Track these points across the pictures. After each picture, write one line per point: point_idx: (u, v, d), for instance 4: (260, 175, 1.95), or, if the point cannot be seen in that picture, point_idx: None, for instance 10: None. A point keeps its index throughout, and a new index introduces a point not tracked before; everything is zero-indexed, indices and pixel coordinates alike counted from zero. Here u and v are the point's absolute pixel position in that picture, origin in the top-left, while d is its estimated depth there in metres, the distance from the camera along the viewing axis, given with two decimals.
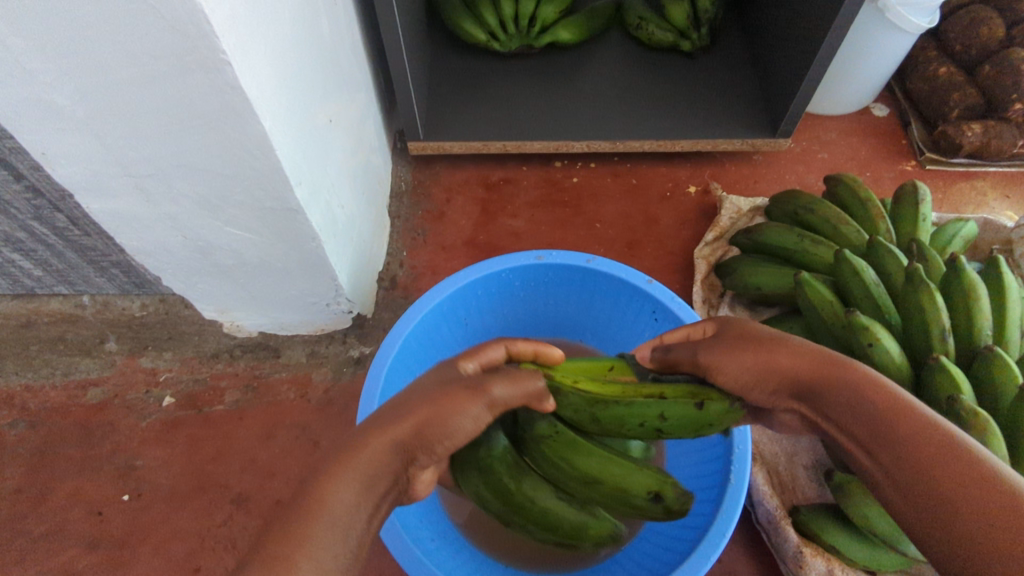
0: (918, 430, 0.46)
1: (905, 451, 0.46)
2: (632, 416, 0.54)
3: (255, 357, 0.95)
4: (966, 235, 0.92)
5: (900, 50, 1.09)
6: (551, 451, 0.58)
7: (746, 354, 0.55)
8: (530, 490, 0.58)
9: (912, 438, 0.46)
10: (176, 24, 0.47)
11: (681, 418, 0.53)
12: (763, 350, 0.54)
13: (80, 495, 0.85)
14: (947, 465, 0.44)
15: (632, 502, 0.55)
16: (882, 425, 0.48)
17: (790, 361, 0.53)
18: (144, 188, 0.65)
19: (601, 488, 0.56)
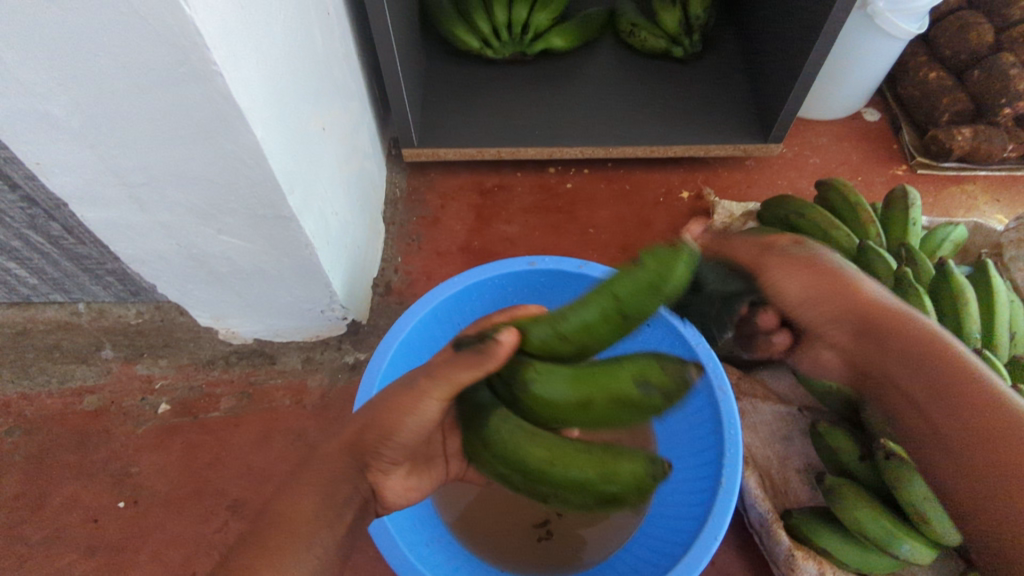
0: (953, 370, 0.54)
1: (943, 387, 0.54)
2: (594, 312, 0.50)
3: (250, 364, 0.95)
4: (956, 239, 0.93)
5: (889, 55, 1.10)
6: (540, 393, 0.51)
7: (812, 278, 0.62)
8: (538, 450, 0.53)
9: (952, 375, 0.54)
10: (169, 36, 0.48)
11: (641, 291, 0.49)
12: (836, 279, 0.61)
13: (76, 502, 0.85)
14: (976, 395, 0.53)
15: (638, 406, 0.49)
16: (927, 363, 0.55)
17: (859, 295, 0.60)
18: (137, 197, 0.66)
19: (602, 412, 0.49)
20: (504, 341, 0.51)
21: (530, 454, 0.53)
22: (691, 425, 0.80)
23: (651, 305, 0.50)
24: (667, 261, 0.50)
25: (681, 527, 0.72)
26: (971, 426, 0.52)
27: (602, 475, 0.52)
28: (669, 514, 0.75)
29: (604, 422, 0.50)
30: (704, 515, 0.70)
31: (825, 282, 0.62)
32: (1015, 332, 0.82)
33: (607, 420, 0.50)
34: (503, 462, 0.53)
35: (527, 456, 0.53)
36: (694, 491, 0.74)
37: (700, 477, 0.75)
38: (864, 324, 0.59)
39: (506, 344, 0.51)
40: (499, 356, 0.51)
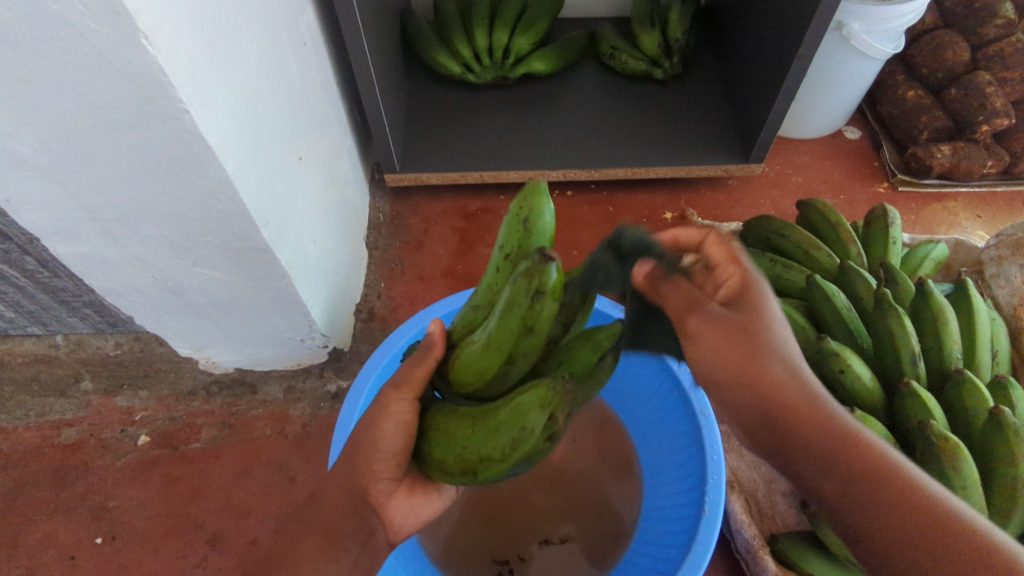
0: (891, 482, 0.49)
1: (881, 504, 0.49)
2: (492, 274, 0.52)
3: (232, 394, 0.94)
4: (937, 257, 0.93)
5: (865, 73, 1.11)
6: (462, 363, 0.50)
7: (735, 352, 0.54)
8: (470, 422, 0.48)
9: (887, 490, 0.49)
10: (134, 76, 0.48)
11: (512, 227, 0.50)
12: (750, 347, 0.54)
13: (52, 539, 0.83)
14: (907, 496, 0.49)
15: (530, 320, 0.42)
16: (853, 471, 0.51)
17: (777, 383, 0.54)
18: (110, 232, 0.65)
19: (493, 332, 0.44)
20: (433, 330, 0.56)
21: (454, 429, 0.50)
22: (676, 450, 0.78)
23: (530, 238, 0.49)
24: (530, 197, 0.51)
25: (668, 555, 0.70)
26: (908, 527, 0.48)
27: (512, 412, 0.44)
28: (653, 542, 0.74)
29: (501, 344, 0.44)
30: (686, 545, 0.68)
31: (737, 359, 0.54)
32: (996, 350, 0.82)
33: (500, 343, 0.44)
34: (438, 447, 0.51)
35: (451, 429, 0.50)
36: (677, 520, 0.72)
37: (683, 505, 0.73)
38: (780, 420, 0.54)
39: (435, 330, 0.56)
40: (435, 342, 0.55)
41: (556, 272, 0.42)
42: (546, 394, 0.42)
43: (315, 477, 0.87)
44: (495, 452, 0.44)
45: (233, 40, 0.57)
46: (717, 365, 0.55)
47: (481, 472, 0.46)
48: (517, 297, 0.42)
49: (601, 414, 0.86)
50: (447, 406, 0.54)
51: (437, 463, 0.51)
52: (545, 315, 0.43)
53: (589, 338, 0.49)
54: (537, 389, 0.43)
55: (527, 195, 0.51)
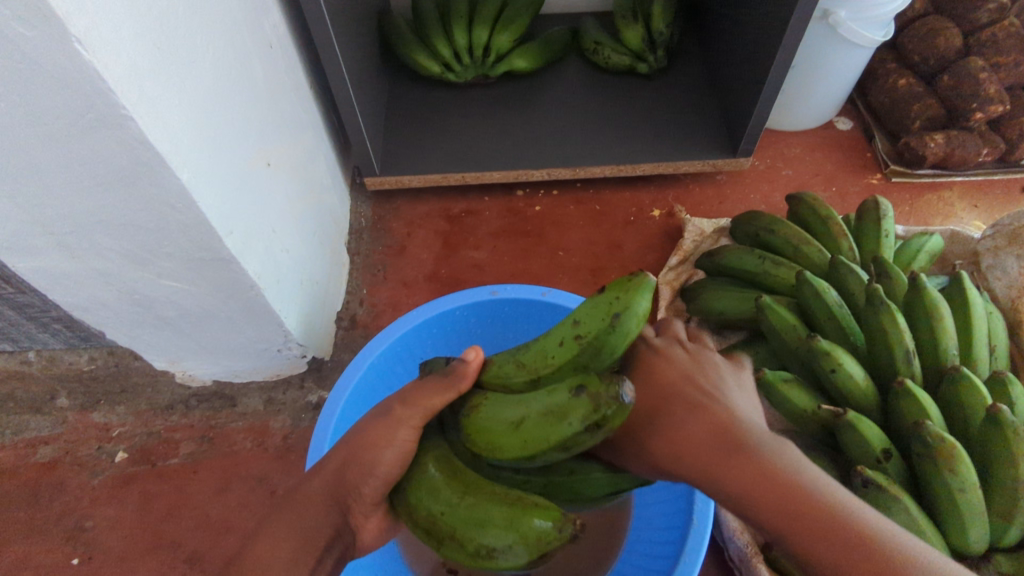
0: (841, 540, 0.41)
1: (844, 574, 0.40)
2: (551, 340, 0.47)
3: (211, 407, 0.92)
4: (931, 249, 0.90)
5: (854, 62, 1.08)
6: (481, 428, 0.46)
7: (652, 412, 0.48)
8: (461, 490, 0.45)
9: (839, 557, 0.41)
10: (71, 84, 0.45)
11: (600, 317, 0.44)
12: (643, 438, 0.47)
13: (27, 561, 0.81)
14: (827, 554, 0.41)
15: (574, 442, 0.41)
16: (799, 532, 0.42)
17: (705, 430, 0.46)
18: (68, 245, 0.63)
19: (537, 430, 0.42)
20: (470, 358, 0.49)
21: (444, 488, 0.45)
22: None
23: (612, 339, 0.44)
24: (630, 295, 0.44)
25: (658, 565, 0.69)
26: None
27: (506, 515, 0.42)
28: (642, 551, 0.72)
29: (536, 446, 0.42)
30: (675, 555, 0.67)
31: (667, 415, 0.48)
32: (994, 345, 0.79)
33: (532, 440, 0.43)
34: (420, 496, 0.46)
35: (441, 486, 0.46)
36: (667, 528, 0.71)
37: (672, 513, 0.71)
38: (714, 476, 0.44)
39: (473, 364, 0.49)
40: (466, 376, 0.49)
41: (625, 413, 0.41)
42: (553, 533, 0.40)
43: None
44: (473, 546, 0.42)
45: (184, 43, 0.55)
46: (618, 437, 0.48)
47: (447, 549, 0.44)
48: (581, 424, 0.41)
49: None
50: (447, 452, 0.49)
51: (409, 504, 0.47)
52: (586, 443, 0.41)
53: (614, 476, 0.50)
54: (545, 516, 0.41)
55: (631, 297, 0.44)
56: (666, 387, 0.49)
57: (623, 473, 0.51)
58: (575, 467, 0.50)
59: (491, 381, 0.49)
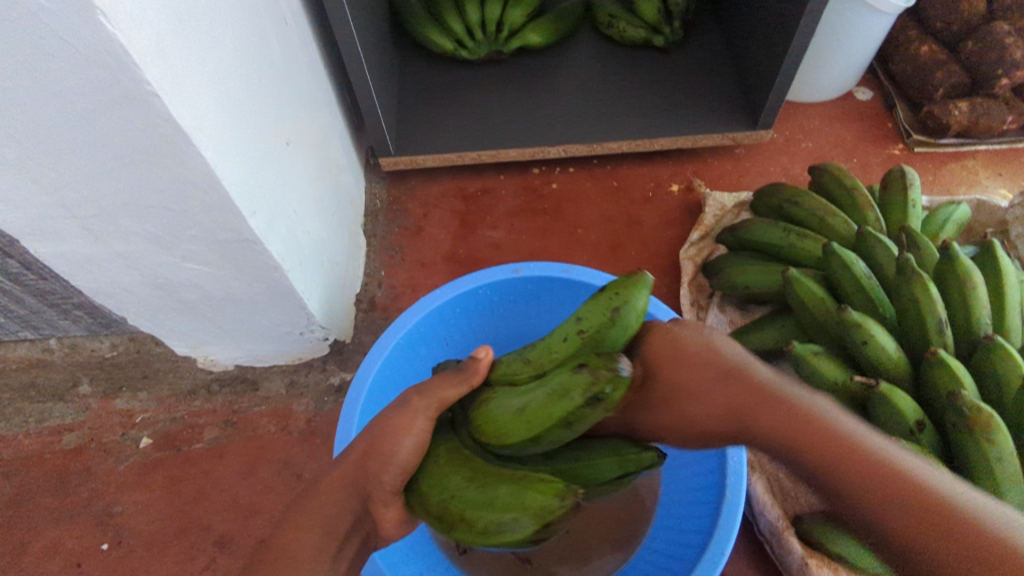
0: (866, 475, 0.42)
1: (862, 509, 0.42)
2: (557, 339, 0.51)
3: (233, 391, 0.92)
4: (959, 219, 0.88)
5: (874, 29, 1.06)
6: (492, 418, 0.49)
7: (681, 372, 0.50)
8: (466, 478, 0.47)
9: (876, 494, 0.41)
10: (95, 59, 0.44)
11: (598, 311, 0.48)
12: (697, 391, 0.49)
13: (58, 546, 0.82)
14: (876, 491, 0.41)
15: (572, 416, 0.43)
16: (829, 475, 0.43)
17: (729, 393, 0.48)
18: (91, 229, 0.62)
19: (534, 410, 0.45)
20: (480, 355, 0.53)
21: (454, 475, 0.48)
22: None
23: (610, 334, 0.47)
24: (626, 288, 0.47)
25: (690, 541, 0.68)
26: (893, 526, 0.41)
27: (512, 492, 0.44)
28: (675, 526, 0.72)
29: (536, 425, 0.45)
30: (709, 529, 0.66)
31: (698, 376, 0.49)
32: None
33: (535, 419, 0.45)
34: (430, 487, 0.49)
35: (450, 474, 0.48)
36: (698, 504, 0.70)
37: (703, 486, 0.70)
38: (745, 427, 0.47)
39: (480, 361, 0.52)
40: (474, 371, 0.53)
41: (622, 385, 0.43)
42: (557, 505, 0.41)
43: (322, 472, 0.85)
44: (483, 523, 0.44)
45: (205, 17, 0.54)
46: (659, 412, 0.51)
47: (460, 532, 0.45)
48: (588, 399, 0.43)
49: None
50: (458, 441, 0.51)
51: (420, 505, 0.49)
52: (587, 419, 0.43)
53: (617, 454, 0.51)
54: (547, 490, 0.43)
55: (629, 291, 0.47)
56: (685, 353, 0.51)
57: (631, 456, 0.50)
58: (582, 456, 0.51)
59: (500, 377, 0.53)
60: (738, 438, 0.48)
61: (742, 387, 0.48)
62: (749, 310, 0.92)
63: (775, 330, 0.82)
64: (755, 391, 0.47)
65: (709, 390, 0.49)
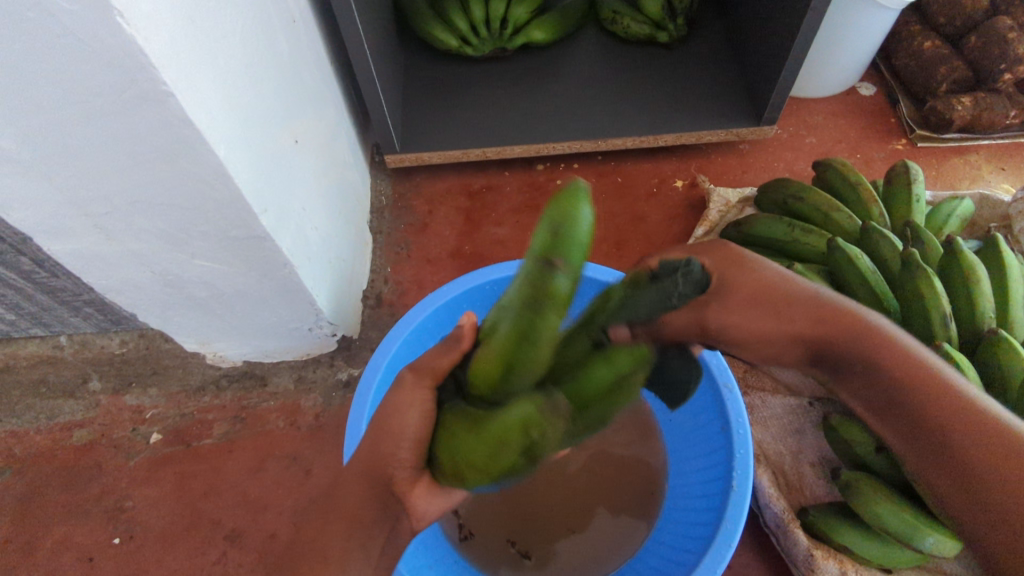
0: (938, 393, 0.50)
1: (931, 413, 0.50)
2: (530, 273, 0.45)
3: (242, 387, 0.93)
4: (962, 213, 0.89)
5: (877, 23, 1.06)
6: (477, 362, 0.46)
7: (751, 290, 0.56)
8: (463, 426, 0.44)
9: (949, 405, 0.50)
10: (112, 59, 0.45)
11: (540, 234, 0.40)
12: (775, 301, 0.56)
13: (70, 541, 0.83)
14: (943, 402, 0.50)
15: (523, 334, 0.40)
16: (904, 386, 0.51)
17: (807, 307, 0.55)
18: (104, 227, 0.63)
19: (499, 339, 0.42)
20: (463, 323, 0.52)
21: (457, 431, 0.44)
22: (697, 421, 0.76)
23: (560, 248, 0.38)
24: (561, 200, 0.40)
25: (697, 533, 0.69)
26: (953, 431, 0.49)
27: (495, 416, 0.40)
28: (680, 518, 0.72)
29: (503, 354, 0.41)
30: (715, 520, 0.67)
31: (777, 296, 0.56)
32: None
33: (502, 350, 0.41)
34: (443, 450, 0.46)
35: (454, 433, 0.45)
36: (704, 496, 0.71)
37: (710, 479, 0.71)
38: (815, 337, 0.55)
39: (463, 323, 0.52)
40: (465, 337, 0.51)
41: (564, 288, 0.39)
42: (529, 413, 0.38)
43: (331, 467, 0.86)
44: (480, 461, 0.41)
45: (217, 17, 0.54)
46: (736, 315, 0.56)
47: (476, 479, 0.43)
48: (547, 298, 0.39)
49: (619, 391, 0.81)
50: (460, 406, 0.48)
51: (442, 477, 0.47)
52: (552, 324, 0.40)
53: (610, 360, 0.46)
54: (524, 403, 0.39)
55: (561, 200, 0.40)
56: (763, 279, 0.57)
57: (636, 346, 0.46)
58: (581, 374, 0.46)
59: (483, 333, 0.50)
60: (807, 348, 0.56)
61: (823, 310, 0.55)
62: None
63: None
64: (836, 309, 0.54)
65: (792, 303, 0.56)
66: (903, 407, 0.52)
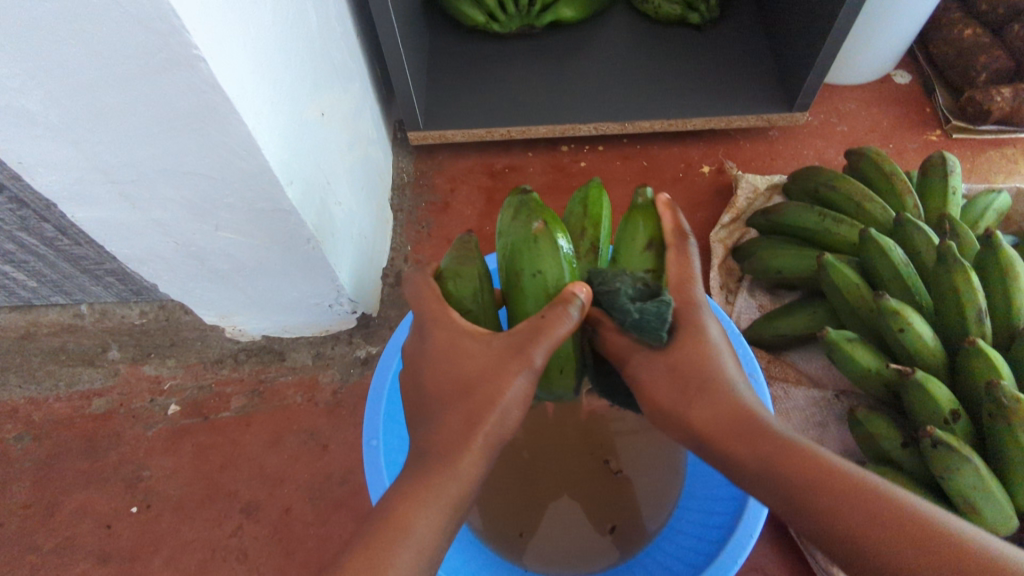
0: (865, 508, 0.41)
1: (861, 538, 0.41)
2: (524, 267, 0.52)
3: (261, 361, 0.92)
4: (999, 208, 0.86)
5: (921, 8, 1.02)
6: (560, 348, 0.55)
7: (668, 370, 0.52)
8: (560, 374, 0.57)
9: (873, 523, 0.41)
10: (143, 20, 0.44)
11: (452, 269, 0.56)
12: (692, 403, 0.50)
13: (88, 508, 0.83)
14: (865, 515, 0.41)
15: (468, 295, 0.56)
16: (816, 504, 0.43)
17: (705, 415, 0.49)
18: (128, 195, 0.62)
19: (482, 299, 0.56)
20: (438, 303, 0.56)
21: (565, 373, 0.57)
22: None
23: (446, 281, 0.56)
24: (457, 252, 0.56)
25: (718, 523, 0.69)
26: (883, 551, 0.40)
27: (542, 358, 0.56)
28: (701, 507, 0.73)
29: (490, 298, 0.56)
30: (736, 514, 0.67)
31: (700, 396, 0.50)
32: None
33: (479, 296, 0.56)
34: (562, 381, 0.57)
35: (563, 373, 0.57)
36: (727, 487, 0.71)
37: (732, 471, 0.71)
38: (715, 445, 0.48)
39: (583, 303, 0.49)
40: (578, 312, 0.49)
41: (453, 283, 0.55)
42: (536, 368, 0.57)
43: (348, 444, 0.86)
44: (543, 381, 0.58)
45: None
46: (664, 377, 0.51)
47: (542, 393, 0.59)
48: (521, 264, 0.53)
49: None
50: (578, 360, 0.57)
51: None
52: (564, 280, 0.52)
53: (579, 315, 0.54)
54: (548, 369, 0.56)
55: (517, 202, 0.53)
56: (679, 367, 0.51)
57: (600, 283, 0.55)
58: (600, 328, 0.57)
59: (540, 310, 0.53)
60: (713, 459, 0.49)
61: (730, 428, 0.48)
62: (778, 296, 0.91)
63: (806, 315, 0.82)
64: (750, 417, 0.48)
65: (709, 401, 0.50)
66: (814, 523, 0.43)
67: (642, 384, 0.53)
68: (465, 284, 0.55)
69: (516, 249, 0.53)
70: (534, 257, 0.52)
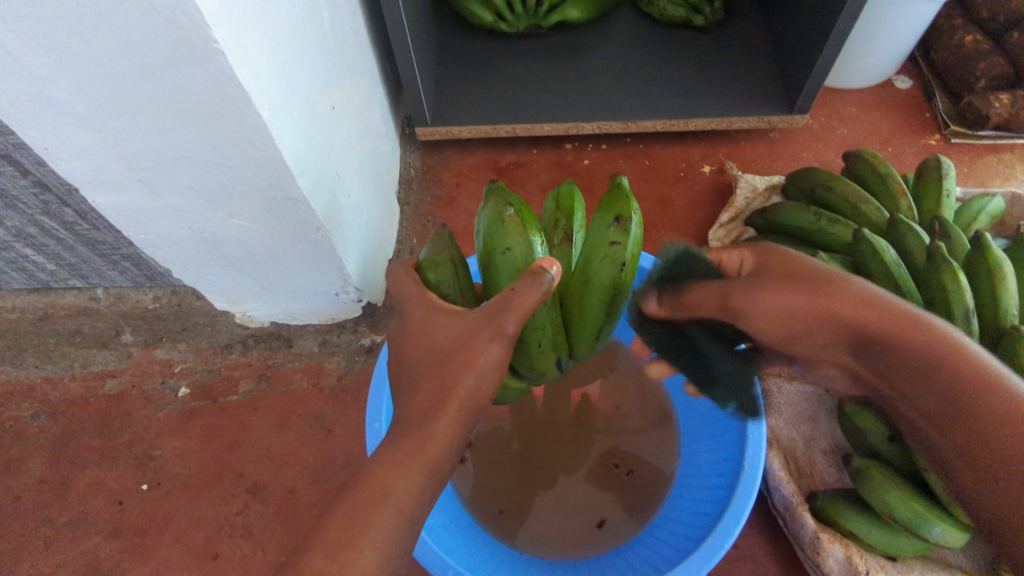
0: (982, 388, 0.44)
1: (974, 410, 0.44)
2: (497, 248, 0.54)
3: (269, 347, 0.95)
4: (992, 211, 0.88)
5: (921, 15, 1.04)
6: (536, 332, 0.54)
7: (790, 277, 0.52)
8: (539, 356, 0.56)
9: (978, 381, 0.44)
10: (167, 15, 0.46)
11: (433, 261, 0.58)
12: (827, 301, 0.50)
13: (101, 485, 0.86)
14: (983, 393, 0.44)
15: (448, 285, 0.57)
16: (939, 381, 0.45)
17: (844, 310, 0.49)
18: (146, 181, 0.65)
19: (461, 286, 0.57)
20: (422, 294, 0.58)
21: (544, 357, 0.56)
22: (713, 405, 0.76)
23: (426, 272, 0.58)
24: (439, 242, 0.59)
25: (704, 511, 0.69)
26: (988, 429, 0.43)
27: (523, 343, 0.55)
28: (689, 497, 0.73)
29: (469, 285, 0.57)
30: (725, 500, 0.67)
31: (838, 297, 0.50)
32: None
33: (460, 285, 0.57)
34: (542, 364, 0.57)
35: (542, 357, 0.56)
36: (715, 475, 0.72)
37: (722, 460, 0.72)
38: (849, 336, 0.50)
39: (555, 276, 0.48)
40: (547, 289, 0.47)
41: (433, 274, 0.57)
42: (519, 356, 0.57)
43: (352, 429, 0.89)
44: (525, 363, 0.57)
45: None
46: (792, 295, 0.50)
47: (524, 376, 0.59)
48: (493, 242, 0.54)
49: (634, 367, 0.82)
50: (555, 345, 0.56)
51: (501, 387, 0.60)
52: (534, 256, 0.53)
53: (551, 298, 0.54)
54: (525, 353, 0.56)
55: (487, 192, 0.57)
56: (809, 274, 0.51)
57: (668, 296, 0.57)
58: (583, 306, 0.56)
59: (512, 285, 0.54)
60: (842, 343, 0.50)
61: (867, 316, 0.49)
62: None
63: None
64: (889, 311, 0.48)
65: (850, 298, 0.49)
66: (917, 382, 0.47)
67: (761, 310, 0.51)
68: (444, 272, 0.57)
69: (487, 233, 0.54)
70: (501, 235, 0.53)
